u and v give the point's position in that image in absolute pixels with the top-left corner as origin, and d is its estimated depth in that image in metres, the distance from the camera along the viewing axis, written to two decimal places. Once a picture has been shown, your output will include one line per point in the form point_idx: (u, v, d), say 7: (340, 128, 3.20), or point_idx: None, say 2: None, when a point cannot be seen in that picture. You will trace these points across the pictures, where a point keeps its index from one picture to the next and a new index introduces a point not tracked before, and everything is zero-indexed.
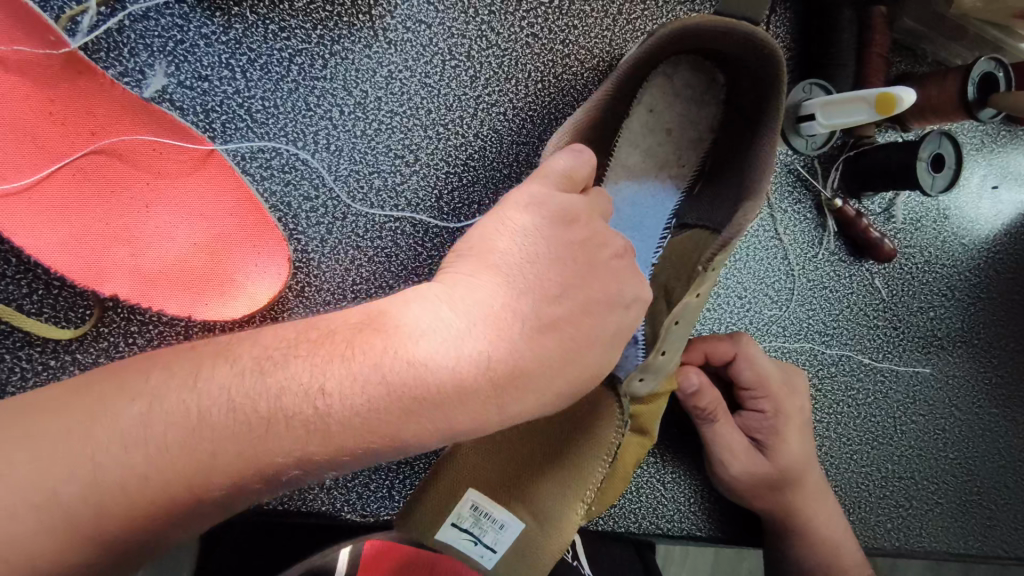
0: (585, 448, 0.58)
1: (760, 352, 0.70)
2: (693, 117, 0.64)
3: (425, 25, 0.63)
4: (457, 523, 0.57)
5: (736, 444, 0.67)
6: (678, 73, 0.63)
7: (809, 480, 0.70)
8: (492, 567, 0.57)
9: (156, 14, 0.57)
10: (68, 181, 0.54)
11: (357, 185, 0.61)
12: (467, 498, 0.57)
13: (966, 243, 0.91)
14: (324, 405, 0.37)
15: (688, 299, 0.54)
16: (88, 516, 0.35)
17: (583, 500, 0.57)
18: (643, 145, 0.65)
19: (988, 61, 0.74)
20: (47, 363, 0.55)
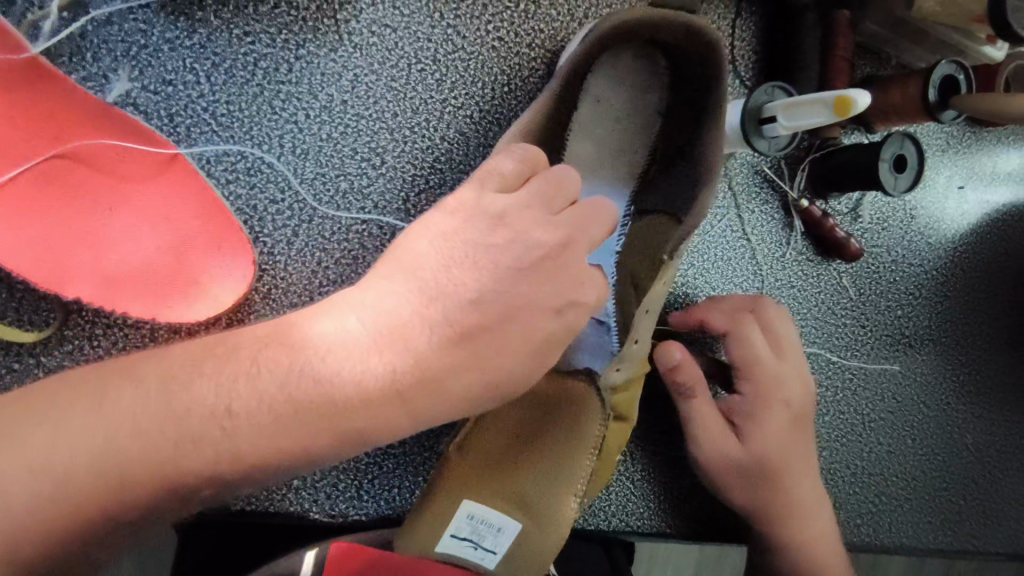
0: (572, 448, 0.58)
1: (751, 334, 0.69)
2: (654, 120, 0.64)
3: (390, 29, 0.63)
4: (456, 534, 0.54)
5: (711, 423, 0.67)
6: (623, 64, 0.63)
7: (792, 474, 0.69)
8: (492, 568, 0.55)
9: (119, 19, 0.57)
10: (30, 185, 0.54)
11: (323, 188, 0.62)
12: (464, 508, 0.54)
13: (933, 243, 0.93)
14: (230, 425, 0.39)
15: (657, 289, 0.56)
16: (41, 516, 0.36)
17: (575, 493, 0.57)
18: (602, 144, 0.65)
19: (949, 65, 0.75)
20: (12, 366, 0.55)
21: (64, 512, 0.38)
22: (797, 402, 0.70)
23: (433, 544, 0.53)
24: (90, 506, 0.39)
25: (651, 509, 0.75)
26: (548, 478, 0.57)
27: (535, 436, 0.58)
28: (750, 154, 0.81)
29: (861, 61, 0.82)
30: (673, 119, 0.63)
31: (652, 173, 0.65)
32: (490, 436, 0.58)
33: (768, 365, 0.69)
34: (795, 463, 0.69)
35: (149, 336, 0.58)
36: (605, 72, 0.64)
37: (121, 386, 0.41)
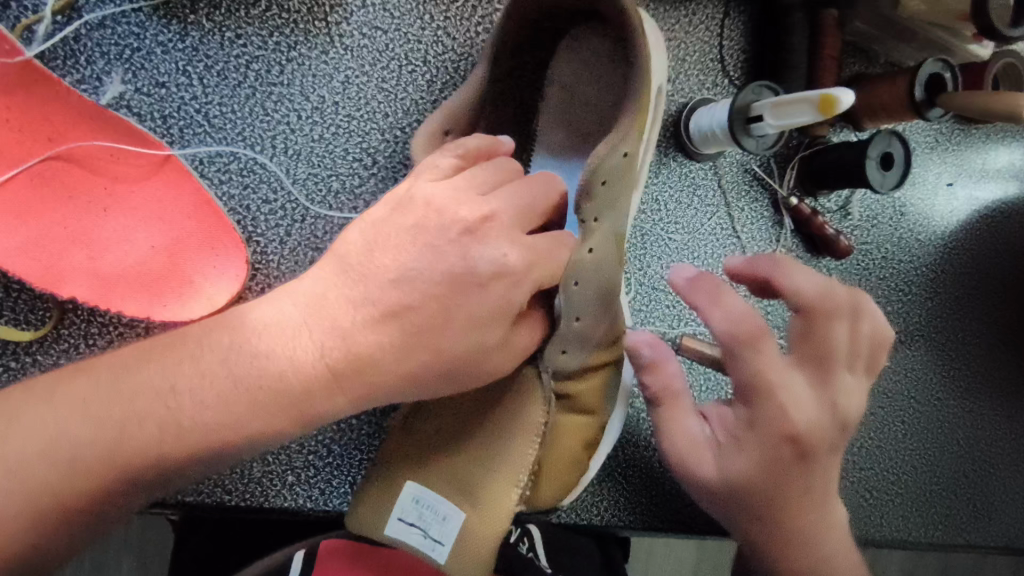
0: (515, 437, 0.58)
1: (758, 343, 0.55)
2: (615, 97, 0.63)
3: (381, 31, 0.64)
4: (402, 518, 0.54)
5: (682, 432, 0.59)
6: (583, 44, 0.63)
7: (808, 516, 0.56)
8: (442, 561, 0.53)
9: (112, 22, 0.58)
10: (25, 187, 0.55)
11: (316, 188, 0.63)
12: (407, 491, 0.56)
13: (923, 239, 0.94)
14: (176, 404, 0.41)
15: (581, 255, 0.52)
16: None
17: (517, 483, 0.57)
18: (565, 125, 0.65)
19: (935, 64, 0.76)
20: (8, 364, 0.56)
21: (61, 495, 0.40)
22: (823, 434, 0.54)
23: (377, 529, 0.54)
24: (85, 489, 0.41)
25: (644, 504, 0.76)
26: (489, 462, 0.57)
27: (478, 421, 0.59)
28: (738, 153, 0.82)
29: (849, 59, 0.83)
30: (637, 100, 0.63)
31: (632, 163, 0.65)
32: (429, 425, 0.60)
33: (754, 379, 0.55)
34: (814, 502, 0.56)
35: (144, 333, 0.58)
36: (568, 53, 0.64)
37: (116, 384, 0.42)
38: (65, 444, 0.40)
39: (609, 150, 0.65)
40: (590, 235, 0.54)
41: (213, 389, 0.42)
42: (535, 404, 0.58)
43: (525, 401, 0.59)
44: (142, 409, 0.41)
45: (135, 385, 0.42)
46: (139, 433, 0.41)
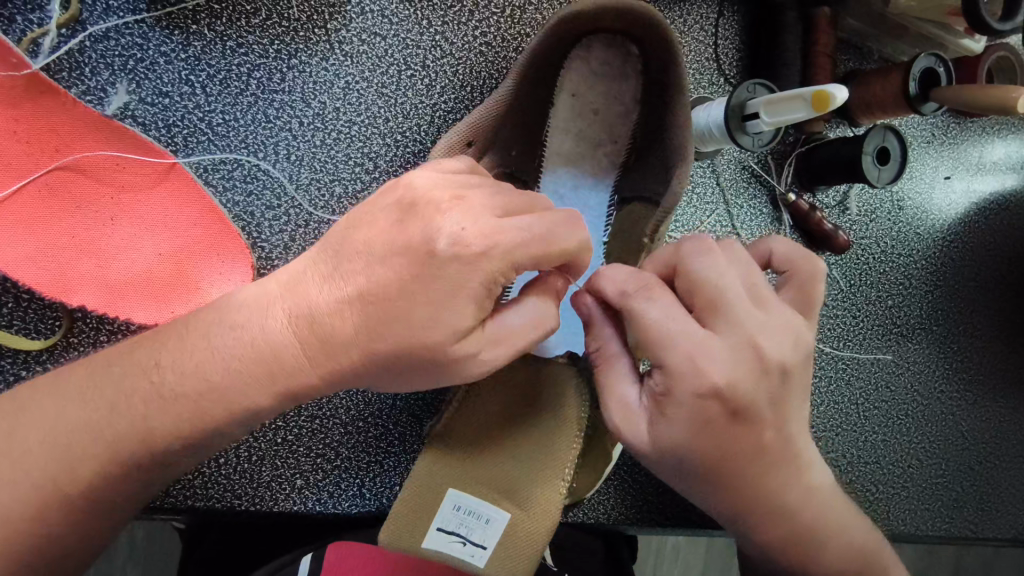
0: (550, 430, 0.57)
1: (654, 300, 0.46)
2: (634, 110, 0.67)
3: (380, 37, 0.65)
4: (443, 527, 0.55)
5: (616, 409, 0.49)
6: (593, 54, 0.66)
7: (771, 476, 0.49)
8: (481, 567, 0.53)
9: (115, 34, 0.59)
10: (34, 197, 0.56)
11: (318, 193, 0.63)
12: (449, 499, 0.56)
13: (922, 233, 0.94)
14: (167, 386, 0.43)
15: None
16: None
17: (562, 478, 0.56)
18: (575, 130, 0.67)
19: (928, 57, 0.77)
20: (19, 373, 0.56)
21: (87, 484, 0.43)
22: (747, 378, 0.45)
23: (420, 540, 0.54)
24: (105, 478, 0.43)
25: (649, 503, 0.75)
26: (525, 460, 0.57)
27: (509, 423, 0.59)
28: (737, 150, 0.83)
29: (844, 58, 0.83)
30: (646, 107, 0.65)
31: (632, 161, 0.67)
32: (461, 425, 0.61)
33: (671, 344, 0.45)
34: (770, 464, 0.48)
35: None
36: (578, 64, 0.66)
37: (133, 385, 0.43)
38: (84, 438, 0.42)
39: (620, 155, 0.68)
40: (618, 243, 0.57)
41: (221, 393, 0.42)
42: (560, 401, 0.58)
43: (558, 395, 0.58)
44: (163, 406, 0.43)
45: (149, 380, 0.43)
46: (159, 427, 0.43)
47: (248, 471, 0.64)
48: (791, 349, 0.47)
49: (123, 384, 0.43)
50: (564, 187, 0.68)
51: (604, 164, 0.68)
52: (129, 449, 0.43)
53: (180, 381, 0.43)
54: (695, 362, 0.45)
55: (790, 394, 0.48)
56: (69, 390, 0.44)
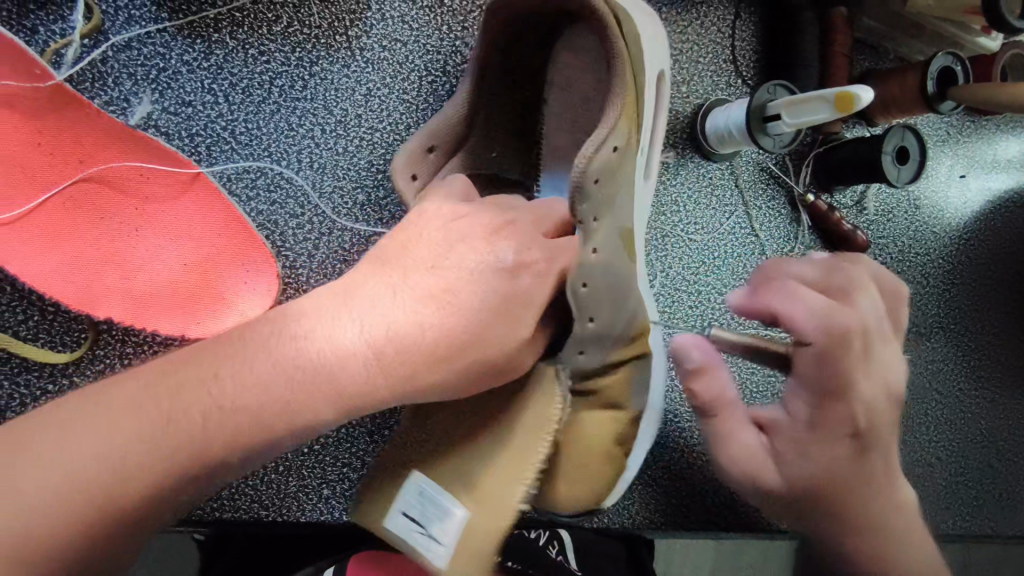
0: (553, 428, 0.55)
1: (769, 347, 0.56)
2: (648, 107, 0.64)
3: (401, 43, 0.65)
4: (404, 510, 0.48)
5: (746, 449, 0.58)
6: (568, 45, 0.60)
7: (846, 495, 0.56)
8: (442, 565, 0.45)
9: (138, 44, 0.59)
10: (57, 210, 0.56)
11: (341, 201, 0.63)
12: (414, 482, 0.49)
13: (938, 232, 0.94)
14: None
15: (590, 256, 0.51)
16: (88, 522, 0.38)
17: (593, 478, 0.57)
18: (583, 120, 0.61)
19: (945, 56, 0.77)
20: (46, 388, 0.56)
21: (121, 514, 0.39)
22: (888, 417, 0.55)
23: (382, 521, 0.49)
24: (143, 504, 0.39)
25: (674, 506, 0.75)
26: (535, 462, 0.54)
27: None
28: (754, 151, 0.83)
29: (859, 57, 0.83)
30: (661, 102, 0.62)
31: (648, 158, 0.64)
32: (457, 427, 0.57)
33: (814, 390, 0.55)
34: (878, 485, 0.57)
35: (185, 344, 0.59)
36: (565, 52, 0.60)
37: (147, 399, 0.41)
38: (129, 449, 0.39)
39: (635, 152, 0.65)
40: (592, 236, 0.51)
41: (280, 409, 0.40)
42: (552, 403, 0.49)
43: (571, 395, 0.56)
44: (218, 417, 0.39)
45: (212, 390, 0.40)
46: (217, 438, 0.39)
47: (275, 481, 0.64)
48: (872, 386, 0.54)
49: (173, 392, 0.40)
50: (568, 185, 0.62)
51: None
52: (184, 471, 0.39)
53: (240, 391, 0.40)
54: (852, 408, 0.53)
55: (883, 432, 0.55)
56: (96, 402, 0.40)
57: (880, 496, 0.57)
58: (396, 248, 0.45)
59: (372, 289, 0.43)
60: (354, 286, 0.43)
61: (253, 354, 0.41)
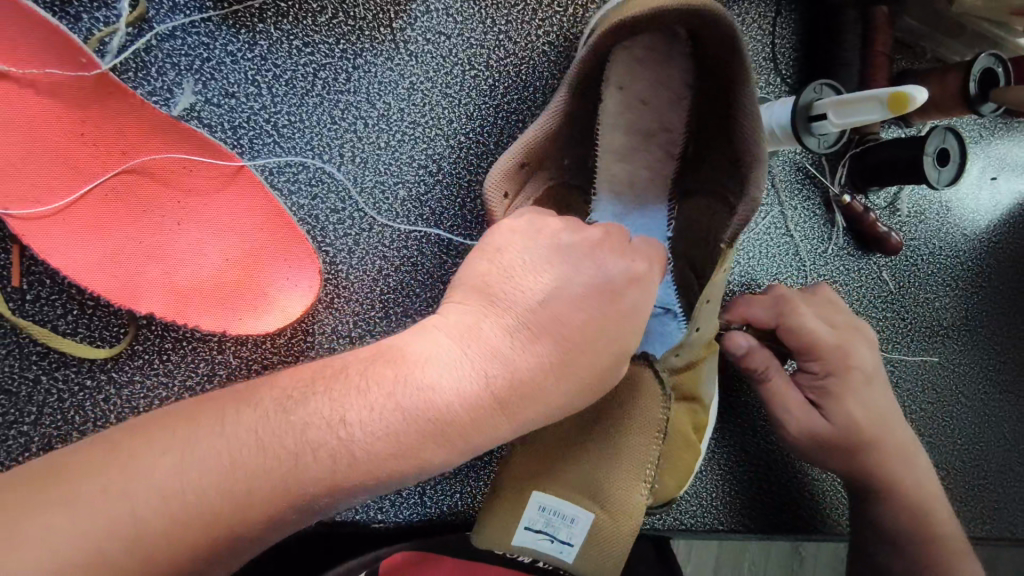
0: (631, 433, 0.55)
1: (800, 309, 0.63)
2: (685, 96, 0.60)
3: (445, 36, 0.64)
4: (530, 526, 0.53)
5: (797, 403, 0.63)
6: (638, 43, 0.59)
7: (877, 435, 0.63)
8: (572, 563, 0.53)
9: (182, 33, 0.58)
10: (100, 201, 0.55)
11: (383, 197, 0.62)
12: (533, 501, 0.53)
13: (968, 234, 0.94)
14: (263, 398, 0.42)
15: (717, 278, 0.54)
16: (150, 526, 0.38)
17: (644, 481, 0.54)
18: (628, 127, 0.62)
19: (988, 58, 0.76)
20: (84, 383, 0.55)
21: (217, 536, 0.39)
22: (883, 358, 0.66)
23: (508, 538, 0.52)
24: (233, 529, 0.39)
25: (704, 507, 0.74)
26: (609, 463, 0.54)
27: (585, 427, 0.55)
28: (793, 151, 0.82)
29: (897, 56, 0.82)
30: (701, 90, 0.59)
31: (691, 151, 0.62)
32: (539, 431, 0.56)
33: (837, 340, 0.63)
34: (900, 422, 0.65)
35: (266, 363, 0.59)
36: (621, 54, 0.60)
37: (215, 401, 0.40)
38: (261, 482, 0.39)
39: (676, 145, 0.63)
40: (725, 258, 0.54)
41: (381, 430, 0.39)
42: (654, 403, 0.55)
43: (638, 398, 0.55)
44: (348, 462, 0.39)
45: (342, 436, 0.39)
46: (341, 481, 0.39)
47: None
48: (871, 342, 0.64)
49: (302, 434, 0.40)
50: (619, 204, 0.65)
51: (658, 155, 0.64)
52: (297, 503, 0.40)
53: (371, 442, 0.39)
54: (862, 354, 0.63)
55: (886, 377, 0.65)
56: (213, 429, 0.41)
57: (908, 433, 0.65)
58: (499, 277, 0.44)
59: (489, 327, 0.42)
60: (452, 317, 0.43)
61: (377, 395, 0.40)
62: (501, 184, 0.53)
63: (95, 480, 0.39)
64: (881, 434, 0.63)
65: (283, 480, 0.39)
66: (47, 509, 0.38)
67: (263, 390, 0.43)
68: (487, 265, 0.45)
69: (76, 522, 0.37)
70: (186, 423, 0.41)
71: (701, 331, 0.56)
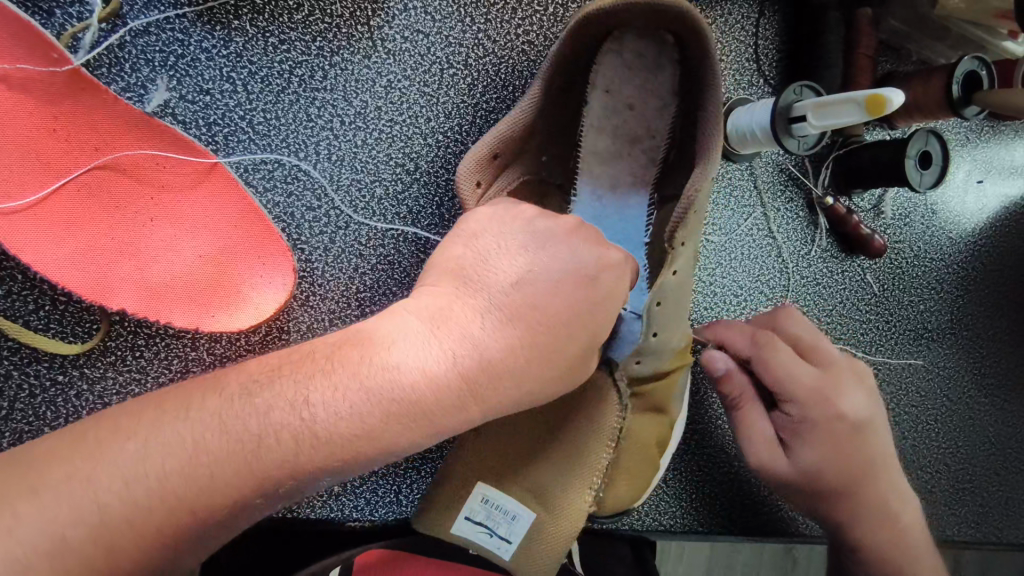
0: (588, 438, 0.55)
1: (778, 348, 0.62)
2: (668, 101, 0.61)
3: (423, 35, 0.64)
4: (470, 517, 0.54)
5: (761, 438, 0.63)
6: (626, 45, 0.59)
7: (843, 484, 0.62)
8: (508, 560, 0.53)
9: (156, 29, 0.58)
10: (72, 197, 0.55)
11: (359, 195, 0.62)
12: (478, 491, 0.54)
13: (953, 237, 0.94)
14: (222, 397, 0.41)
15: (665, 277, 0.52)
16: (93, 529, 0.37)
17: (591, 487, 0.55)
18: (614, 131, 0.62)
19: (971, 61, 0.76)
20: (55, 378, 0.55)
21: (168, 540, 0.38)
22: (870, 409, 0.63)
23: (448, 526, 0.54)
24: (185, 532, 0.39)
25: (683, 508, 0.74)
26: (560, 468, 0.55)
27: (544, 427, 0.56)
28: (775, 153, 0.82)
29: (881, 58, 0.82)
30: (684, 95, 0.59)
31: (672, 159, 0.61)
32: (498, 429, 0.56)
33: (814, 385, 0.61)
34: (878, 472, 0.63)
35: (237, 358, 0.60)
36: (607, 56, 0.60)
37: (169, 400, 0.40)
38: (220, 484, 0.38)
39: (659, 151, 0.62)
40: (676, 259, 0.52)
41: (347, 410, 0.39)
42: (612, 412, 0.55)
43: (599, 403, 0.55)
44: (312, 441, 0.38)
45: (307, 417, 0.39)
46: (305, 465, 0.39)
47: None
48: (855, 392, 0.62)
49: (266, 416, 0.39)
50: (597, 207, 0.63)
51: (641, 162, 0.63)
52: (258, 484, 0.38)
53: (334, 421, 0.39)
54: (838, 403, 0.61)
55: (868, 427, 0.63)
56: (182, 415, 0.39)
57: (885, 483, 0.64)
58: (475, 262, 0.44)
59: (459, 312, 0.42)
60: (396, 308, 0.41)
61: (347, 379, 0.39)
62: (474, 174, 0.53)
63: (60, 466, 0.38)
64: (849, 480, 0.62)
65: (249, 465, 0.38)
66: (5, 498, 0.37)
67: (231, 374, 0.42)
68: (462, 250, 0.45)
69: (41, 507, 0.36)
70: (155, 408, 0.40)
71: (658, 335, 0.54)
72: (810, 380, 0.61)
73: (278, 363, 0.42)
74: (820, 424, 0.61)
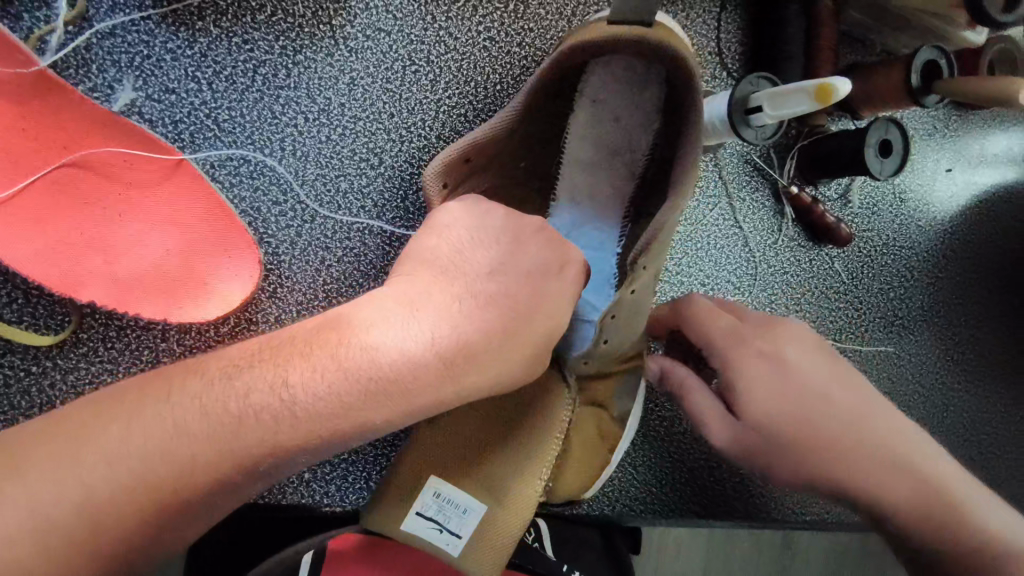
0: (541, 429, 0.57)
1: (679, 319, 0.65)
2: None
3: (384, 33, 0.65)
4: (422, 512, 0.53)
5: (707, 412, 0.61)
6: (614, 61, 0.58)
7: (808, 426, 0.57)
8: (457, 555, 0.52)
9: (122, 31, 0.60)
10: (42, 193, 0.57)
11: (324, 189, 0.64)
12: (431, 485, 0.54)
13: (923, 225, 0.95)
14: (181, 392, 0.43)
15: (623, 295, 0.53)
16: (63, 510, 0.39)
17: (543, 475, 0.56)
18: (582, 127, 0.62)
19: (930, 50, 0.77)
20: (29, 369, 0.58)
21: (128, 527, 0.40)
22: (805, 344, 0.60)
23: (398, 525, 0.53)
24: (144, 516, 0.40)
25: (656, 495, 0.75)
26: (507, 461, 0.56)
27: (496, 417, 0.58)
28: (739, 143, 0.84)
29: (844, 49, 0.84)
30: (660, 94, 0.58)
31: (652, 177, 0.62)
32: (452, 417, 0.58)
33: (731, 330, 0.61)
34: (848, 407, 0.58)
35: (206, 349, 0.61)
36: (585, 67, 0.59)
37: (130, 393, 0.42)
38: (175, 472, 0.40)
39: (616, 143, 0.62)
40: (636, 279, 0.53)
41: (324, 390, 0.41)
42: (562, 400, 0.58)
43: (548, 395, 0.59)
44: (293, 421, 0.41)
45: (285, 397, 0.41)
46: (283, 442, 0.41)
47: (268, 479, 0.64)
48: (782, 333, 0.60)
49: (246, 396, 0.41)
50: (575, 215, 0.64)
51: (614, 167, 0.63)
52: (211, 465, 0.40)
53: (314, 401, 0.41)
54: (762, 342, 0.59)
55: (814, 361, 0.59)
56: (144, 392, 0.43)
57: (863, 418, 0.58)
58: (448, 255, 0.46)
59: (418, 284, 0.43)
60: None
61: (324, 360, 0.41)
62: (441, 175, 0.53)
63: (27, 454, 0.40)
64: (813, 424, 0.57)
65: (230, 451, 0.40)
66: None
67: (213, 361, 0.44)
68: (434, 242, 0.47)
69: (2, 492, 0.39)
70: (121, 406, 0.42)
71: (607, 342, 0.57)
72: (721, 328, 0.61)
73: (254, 350, 0.44)
74: (752, 362, 0.59)
